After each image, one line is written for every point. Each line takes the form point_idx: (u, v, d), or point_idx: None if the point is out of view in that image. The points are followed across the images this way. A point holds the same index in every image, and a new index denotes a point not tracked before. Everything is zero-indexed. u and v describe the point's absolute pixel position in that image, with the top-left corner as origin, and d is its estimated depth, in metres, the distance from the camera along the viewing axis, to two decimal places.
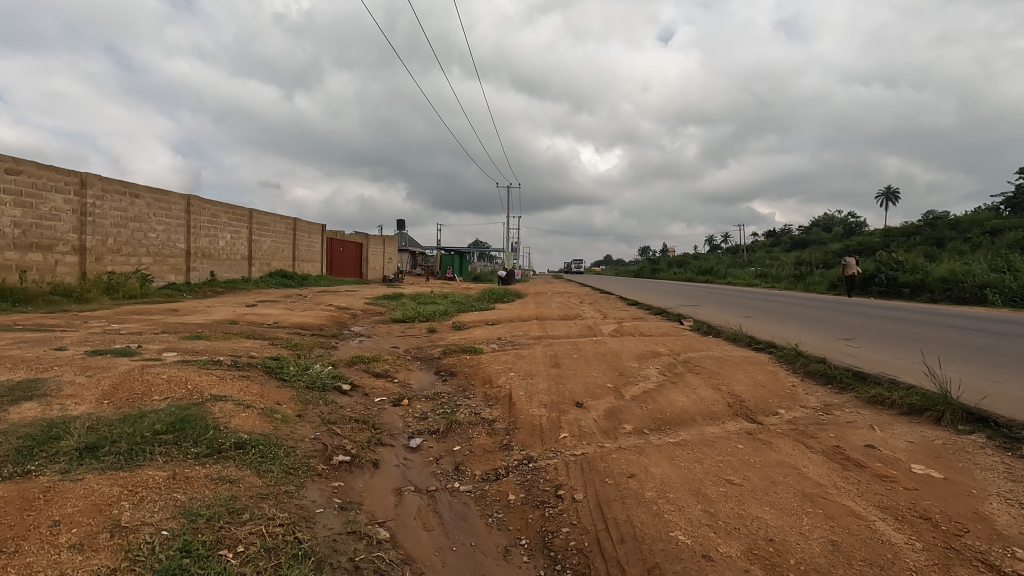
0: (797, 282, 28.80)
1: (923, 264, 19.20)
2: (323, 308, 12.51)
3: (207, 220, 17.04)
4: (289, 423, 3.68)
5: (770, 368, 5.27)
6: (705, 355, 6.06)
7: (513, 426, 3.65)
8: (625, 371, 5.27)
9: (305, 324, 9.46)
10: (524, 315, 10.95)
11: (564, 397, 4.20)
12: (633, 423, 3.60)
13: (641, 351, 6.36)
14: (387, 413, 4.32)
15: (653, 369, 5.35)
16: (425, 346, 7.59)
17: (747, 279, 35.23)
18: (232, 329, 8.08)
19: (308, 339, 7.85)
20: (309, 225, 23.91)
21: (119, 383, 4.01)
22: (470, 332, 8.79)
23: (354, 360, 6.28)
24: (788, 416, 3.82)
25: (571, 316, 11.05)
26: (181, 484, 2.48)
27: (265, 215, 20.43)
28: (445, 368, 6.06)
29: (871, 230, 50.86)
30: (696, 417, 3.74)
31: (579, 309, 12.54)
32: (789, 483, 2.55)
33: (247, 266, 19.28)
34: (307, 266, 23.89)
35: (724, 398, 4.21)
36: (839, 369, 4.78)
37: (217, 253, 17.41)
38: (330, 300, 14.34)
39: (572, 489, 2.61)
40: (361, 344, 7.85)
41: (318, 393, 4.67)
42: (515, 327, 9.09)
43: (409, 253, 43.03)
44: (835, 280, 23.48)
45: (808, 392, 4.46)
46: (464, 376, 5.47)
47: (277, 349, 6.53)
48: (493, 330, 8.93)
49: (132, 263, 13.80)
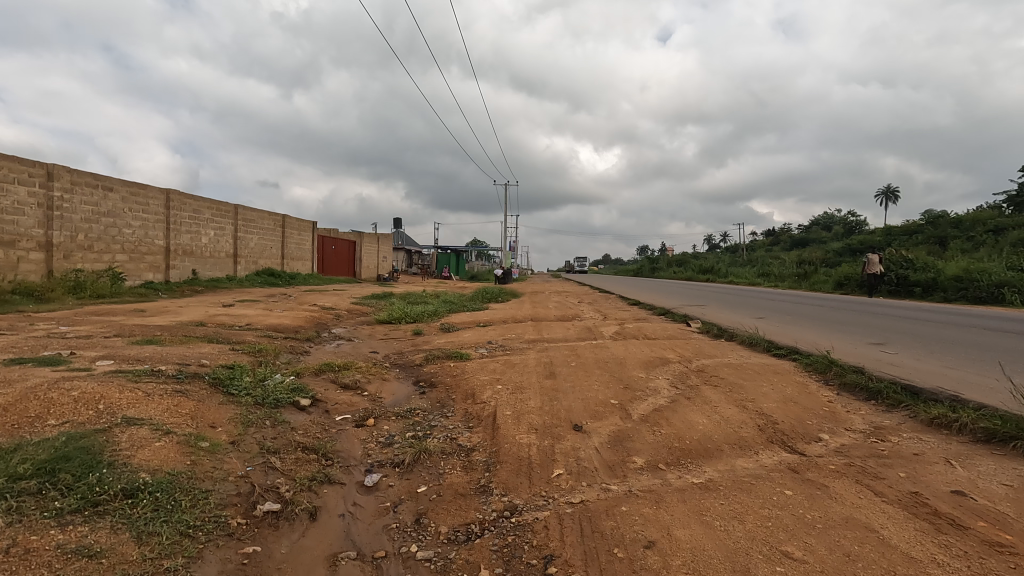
0: (801, 282, 28.07)
1: (934, 262, 18.53)
2: (305, 309, 11.76)
3: (188, 216, 16.27)
4: (216, 454, 2.95)
5: (799, 380, 4.54)
6: (721, 363, 5.34)
7: (495, 459, 2.92)
8: (631, 382, 4.54)
9: (281, 325, 8.72)
10: (519, 316, 10.21)
11: (560, 418, 3.48)
12: (645, 456, 2.88)
13: (647, 358, 5.63)
14: (345, 436, 3.58)
15: (663, 381, 4.61)
16: (407, 351, 6.85)
17: (749, 279, 34.49)
18: (196, 332, 7.33)
19: (279, 342, 7.11)
20: (298, 222, 23.14)
21: (14, 403, 3.27)
22: (459, 335, 8.06)
23: (323, 369, 5.53)
24: (834, 444, 3.11)
25: (569, 318, 10.30)
26: (11, 564, 1.75)
27: (251, 211, 19.66)
28: (424, 379, 5.31)
29: (873, 229, 50.25)
30: (722, 447, 3.00)
31: (578, 309, 11.81)
32: (870, 559, 1.82)
33: (232, 264, 18.51)
34: (297, 265, 23.13)
35: (751, 419, 3.49)
36: (883, 383, 4.07)
37: (199, 251, 16.64)
38: (315, 300, 13.59)
39: (566, 565, 1.89)
40: (337, 349, 7.09)
41: (268, 412, 3.93)
42: (508, 330, 8.34)
43: (405, 251, 42.25)
44: (842, 279, 22.71)
45: (852, 411, 3.75)
46: (444, 388, 4.75)
47: (237, 356, 5.79)
48: (484, 332, 8.20)
49: (105, 261, 13.05)
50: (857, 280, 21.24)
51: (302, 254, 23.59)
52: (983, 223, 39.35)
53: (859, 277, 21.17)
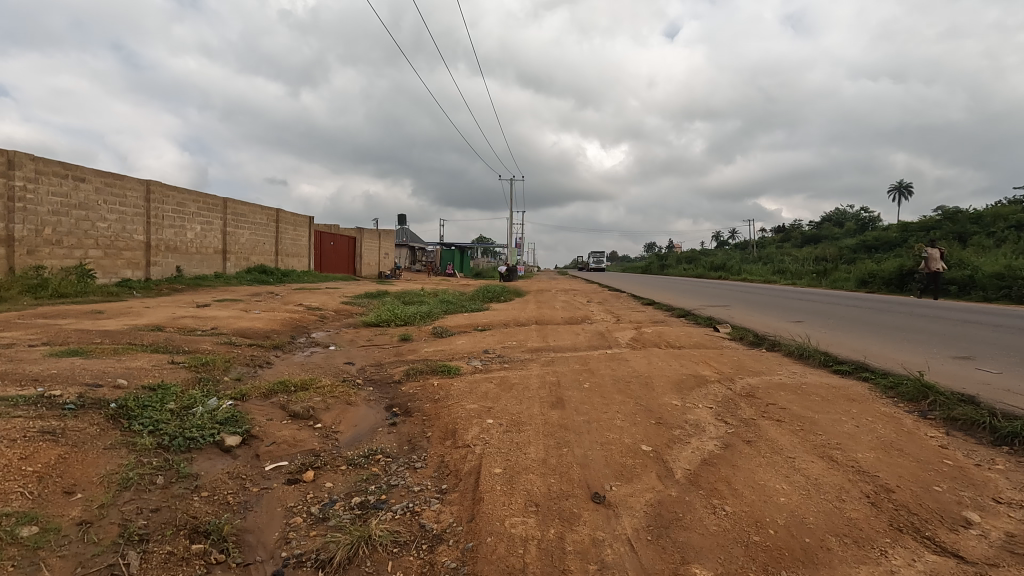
0: (819, 279, 26.75)
1: (970, 258, 17.30)
2: (288, 310, 10.72)
3: (171, 209, 15.29)
4: (31, 555, 1.89)
5: (887, 413, 3.44)
6: (773, 384, 4.23)
7: (470, 567, 1.84)
8: (663, 413, 3.45)
9: (251, 330, 7.68)
10: (522, 318, 9.12)
11: (573, 481, 2.40)
12: (710, 565, 1.80)
13: (679, 375, 4.53)
14: (265, 504, 2.51)
15: (707, 413, 3.50)
16: (386, 363, 5.78)
17: (763, 276, 33.21)
18: (143, 338, 6.29)
19: (238, 351, 6.06)
20: (293, 217, 22.13)
21: None
22: (451, 341, 7.00)
23: (275, 388, 4.46)
24: (997, 535, 2.01)
25: (578, 320, 9.20)
26: None
27: (242, 205, 18.67)
28: (398, 404, 4.23)
29: (890, 224, 48.73)
30: (830, 546, 1.90)
31: (587, 310, 10.70)
32: None
33: (221, 261, 17.55)
34: (292, 261, 22.16)
35: (851, 483, 2.39)
36: (1017, 424, 2.97)
37: (183, 246, 15.67)
38: (302, 299, 12.57)
39: None
40: (306, 359, 6.03)
41: (170, 461, 2.85)
42: (508, 335, 7.25)
43: (408, 248, 41.33)
44: (866, 277, 21.40)
45: (986, 466, 2.65)
46: (420, 419, 3.68)
47: (174, 370, 4.73)
48: (481, 338, 7.14)
49: (75, 257, 12.12)
50: (883, 276, 19.94)
51: (297, 250, 22.63)
52: (1006, 218, 37.81)
53: (885, 274, 19.86)
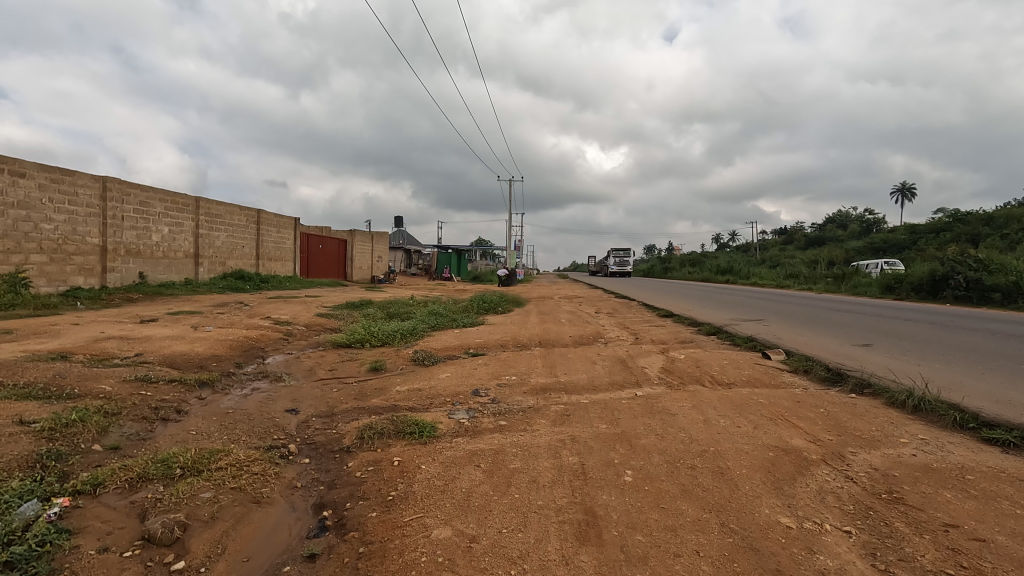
0: (837, 285, 25.23)
1: (1013, 263, 15.95)
2: (250, 325, 9.20)
3: (133, 208, 13.78)
4: None
5: None
6: (917, 471, 2.72)
7: None
8: (778, 555, 1.95)
9: (186, 356, 6.17)
10: (523, 337, 7.63)
11: None
12: None
13: (761, 448, 3.02)
14: None
15: (853, 553, 1.99)
16: (341, 412, 4.26)
17: (775, 280, 31.84)
18: (26, 373, 4.80)
19: (148, 394, 4.57)
20: (276, 218, 20.61)
21: None
22: (435, 373, 5.52)
23: (149, 471, 2.93)
24: None
25: (590, 341, 7.69)
26: None
27: (218, 204, 17.18)
28: (332, 502, 2.70)
29: (899, 227, 47.42)
30: None
31: (598, 326, 9.22)
32: None
33: (193, 266, 16.05)
34: (275, 266, 20.69)
35: None
36: None
37: (147, 250, 14.17)
38: (272, 311, 11.08)
39: None
40: (237, 405, 4.55)
41: None
42: (506, 365, 5.73)
43: (404, 251, 39.91)
44: (891, 282, 19.86)
45: None
46: (354, 551, 2.17)
47: (11, 438, 3.21)
48: (474, 368, 5.66)
49: (12, 263, 10.67)
50: (912, 281, 18.40)
51: (281, 253, 21.15)
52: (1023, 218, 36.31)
53: (913, 280, 18.37)
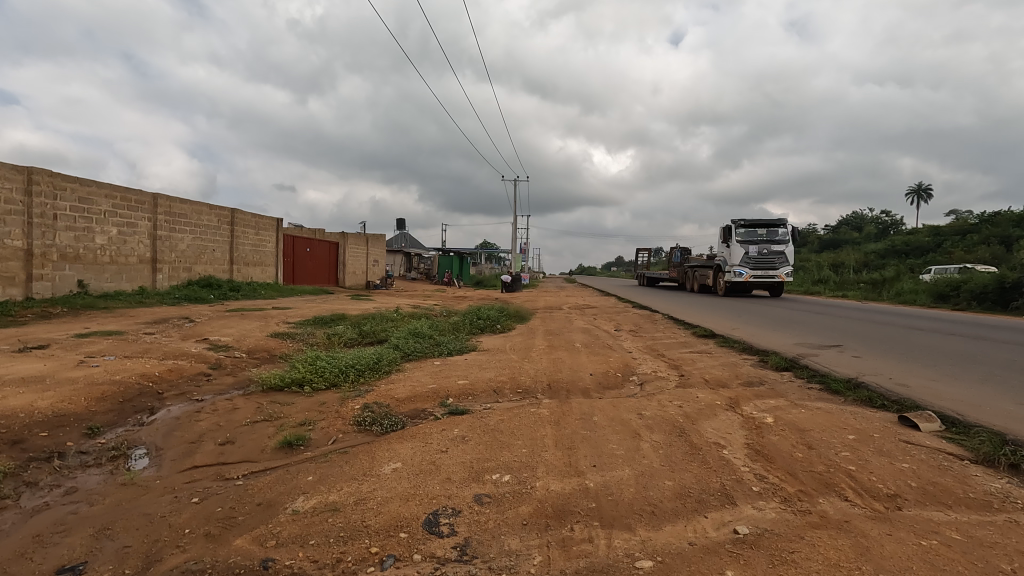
0: (879, 293, 22.66)
1: None
2: (173, 352, 7.07)
3: (69, 206, 11.73)
4: None
5: None
6: None
7: None
8: None
9: (11, 417, 4.04)
10: (526, 378, 5.43)
11: None
12: None
13: None
14: None
15: None
16: None
17: (800, 286, 29.57)
18: None
19: None
20: (253, 219, 18.56)
21: None
22: (379, 458, 3.33)
23: None
24: None
25: (619, 382, 5.49)
26: None
27: (181, 202, 15.14)
28: None
29: (924, 228, 44.91)
30: None
31: (626, 355, 7.03)
32: None
33: (150, 273, 14.00)
34: (252, 272, 18.62)
35: None
36: None
37: (88, 255, 12.12)
38: (217, 330, 8.95)
39: None
40: None
41: None
42: (495, 441, 3.51)
43: (402, 254, 38.26)
44: (946, 290, 17.52)
45: None
46: None
47: None
48: (445, 447, 3.47)
49: None
50: (973, 289, 16.11)
51: (260, 258, 19.10)
52: None
53: (975, 286, 16.12)
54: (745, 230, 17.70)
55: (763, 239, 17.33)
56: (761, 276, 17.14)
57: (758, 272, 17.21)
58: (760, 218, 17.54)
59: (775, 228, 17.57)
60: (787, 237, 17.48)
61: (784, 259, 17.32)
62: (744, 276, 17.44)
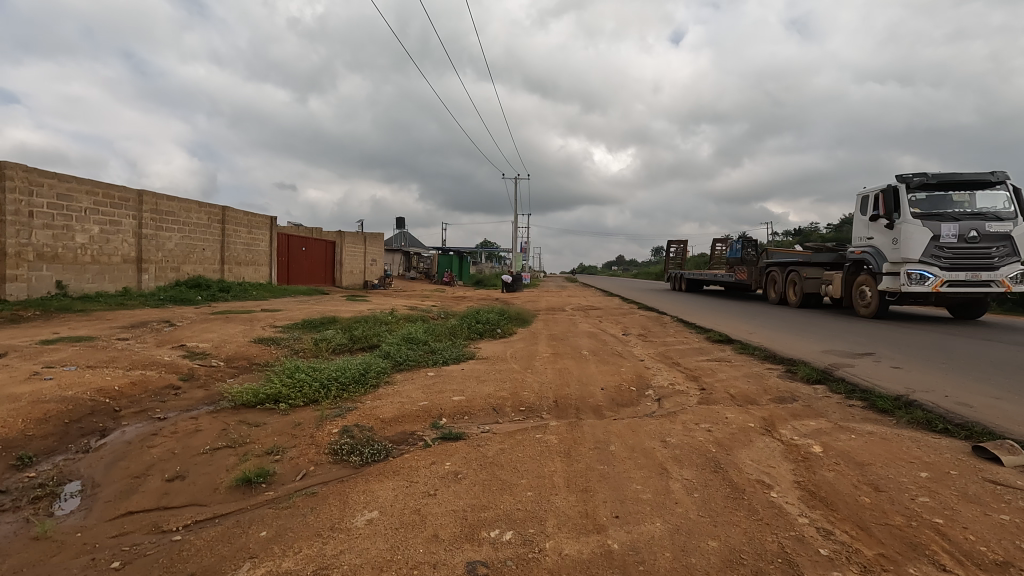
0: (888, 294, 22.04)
1: None
2: (143, 361, 6.47)
3: (46, 203, 11.13)
4: None
5: None
6: None
7: None
8: None
9: None
10: (530, 394, 4.80)
11: None
12: None
13: None
14: None
15: None
16: None
17: None
18: None
19: None
20: (245, 217, 17.94)
21: None
22: (349, 505, 2.71)
23: None
24: None
25: (635, 398, 4.87)
26: None
27: (168, 199, 14.53)
28: None
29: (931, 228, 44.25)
30: None
31: (638, 364, 6.41)
32: None
33: (135, 273, 13.40)
34: (244, 271, 18.01)
35: None
36: None
37: (67, 255, 11.53)
38: (197, 335, 8.34)
39: None
40: None
41: None
42: (496, 482, 2.89)
43: (401, 253, 37.61)
44: None
45: None
46: None
47: None
48: (433, 489, 2.85)
49: None
50: None
51: (253, 257, 18.48)
52: None
53: None
54: (930, 194, 9.97)
55: (963, 212, 9.64)
56: (962, 280, 9.38)
57: (958, 274, 9.38)
58: (959, 173, 9.84)
59: (985, 190, 9.79)
60: (1010, 208, 9.60)
61: (1010, 249, 9.38)
62: (935, 279, 9.47)
